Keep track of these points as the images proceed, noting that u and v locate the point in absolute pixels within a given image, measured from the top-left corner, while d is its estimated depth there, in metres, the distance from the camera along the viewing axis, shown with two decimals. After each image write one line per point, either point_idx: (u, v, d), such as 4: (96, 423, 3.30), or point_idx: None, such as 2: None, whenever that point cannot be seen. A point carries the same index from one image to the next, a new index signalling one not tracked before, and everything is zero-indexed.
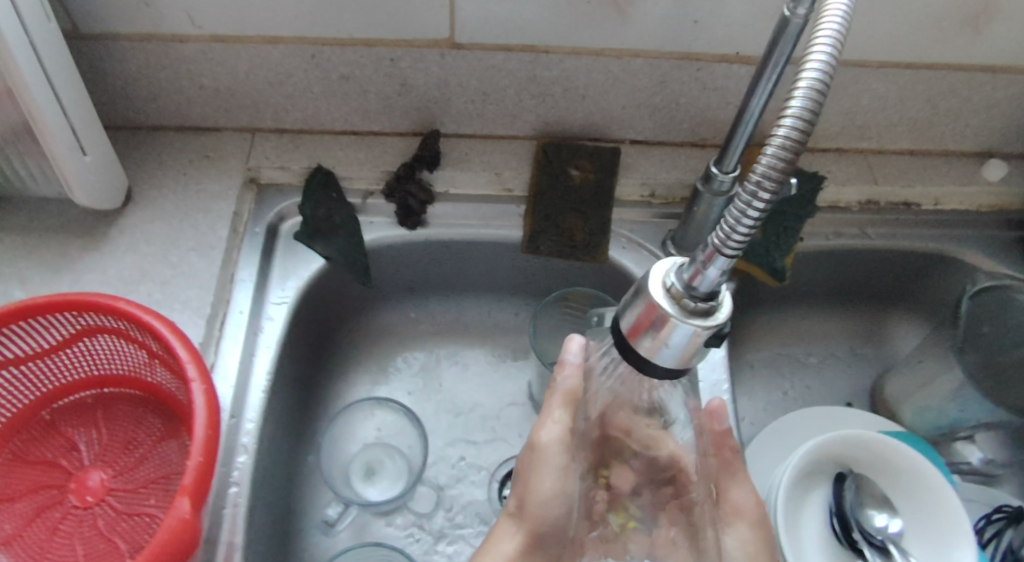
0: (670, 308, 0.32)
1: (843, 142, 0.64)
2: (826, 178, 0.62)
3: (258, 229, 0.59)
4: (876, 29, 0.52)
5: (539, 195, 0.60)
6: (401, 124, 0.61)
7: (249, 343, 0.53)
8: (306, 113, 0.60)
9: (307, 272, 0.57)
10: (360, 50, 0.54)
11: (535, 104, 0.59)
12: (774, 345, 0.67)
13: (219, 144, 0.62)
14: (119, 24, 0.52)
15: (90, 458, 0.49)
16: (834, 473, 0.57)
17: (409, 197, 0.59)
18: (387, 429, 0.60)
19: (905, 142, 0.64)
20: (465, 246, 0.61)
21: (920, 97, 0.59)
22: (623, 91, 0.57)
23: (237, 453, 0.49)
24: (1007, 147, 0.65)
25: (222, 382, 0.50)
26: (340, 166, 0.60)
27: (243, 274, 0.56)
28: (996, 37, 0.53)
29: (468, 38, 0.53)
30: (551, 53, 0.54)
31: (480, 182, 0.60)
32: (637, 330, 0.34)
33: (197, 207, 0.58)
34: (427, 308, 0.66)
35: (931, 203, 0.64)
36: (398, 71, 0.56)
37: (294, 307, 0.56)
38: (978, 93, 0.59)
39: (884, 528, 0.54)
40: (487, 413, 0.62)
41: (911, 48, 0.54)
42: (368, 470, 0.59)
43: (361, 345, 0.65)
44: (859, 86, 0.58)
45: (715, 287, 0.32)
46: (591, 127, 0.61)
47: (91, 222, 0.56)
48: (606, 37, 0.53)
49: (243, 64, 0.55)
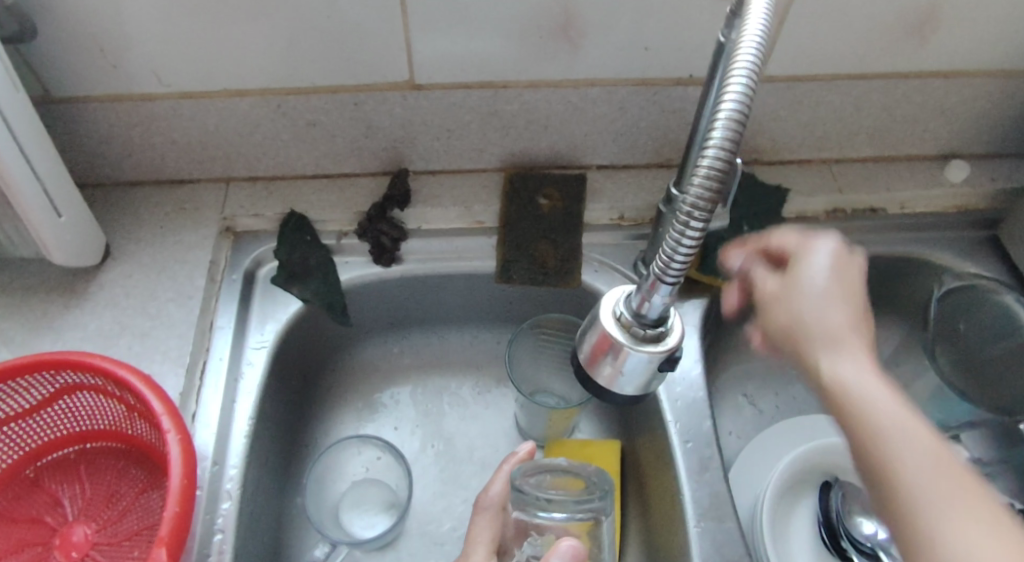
0: (621, 337, 0.34)
1: (806, 154, 0.65)
2: (791, 191, 0.63)
3: (236, 275, 0.59)
4: (821, 45, 0.54)
5: (510, 226, 0.61)
6: (371, 165, 0.62)
7: (229, 390, 0.54)
8: (277, 160, 0.61)
9: (285, 315, 0.58)
10: (324, 96, 0.56)
11: (500, 137, 0.60)
12: (756, 357, 0.68)
13: (195, 195, 0.63)
14: (89, 87, 0.53)
15: (75, 513, 0.50)
16: (820, 482, 0.57)
17: (381, 235, 0.60)
18: (375, 466, 0.61)
19: (866, 150, 0.65)
20: (440, 281, 0.62)
21: (875, 106, 0.60)
22: (584, 120, 0.59)
23: (221, 500, 0.49)
24: (970, 148, 0.65)
25: (202, 429, 0.51)
26: (313, 211, 0.61)
27: (221, 322, 0.57)
28: (942, 44, 0.55)
29: (427, 77, 0.55)
30: (511, 87, 0.56)
31: (451, 217, 0.61)
32: (596, 358, 0.36)
33: (174, 258, 0.59)
34: (409, 341, 0.67)
35: (897, 207, 0.65)
36: (363, 114, 0.57)
37: (273, 350, 0.57)
38: (931, 98, 0.60)
39: (874, 535, 0.52)
40: (475, 443, 0.63)
41: (857, 61, 0.56)
42: (354, 504, 0.58)
43: (345, 383, 0.65)
44: (814, 99, 0.59)
45: (663, 314, 0.34)
46: (557, 155, 0.62)
47: (72, 279, 0.57)
48: (561, 69, 0.55)
49: (212, 117, 0.57)
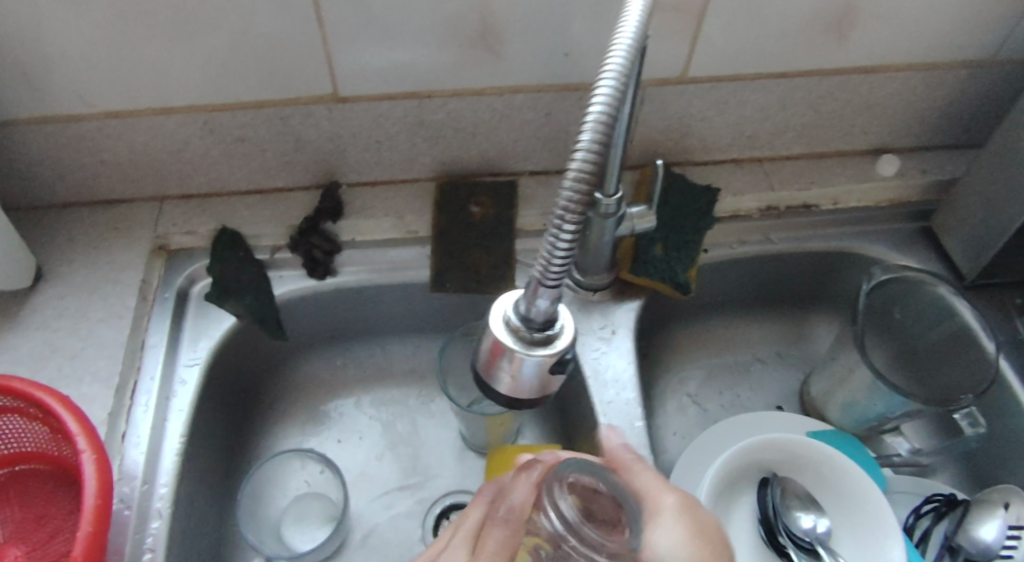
0: (512, 342, 0.34)
1: (738, 153, 0.65)
2: (722, 190, 0.63)
3: (168, 293, 0.59)
4: (740, 45, 0.55)
5: (442, 235, 0.61)
6: (303, 178, 0.62)
7: (160, 409, 0.53)
8: (210, 177, 0.61)
9: (218, 332, 0.58)
10: (249, 112, 0.56)
11: (429, 146, 0.60)
12: (698, 356, 0.68)
13: (129, 214, 0.63)
14: (12, 110, 0.53)
15: (3, 537, 0.49)
16: (759, 479, 0.57)
17: (313, 248, 0.60)
18: (314, 481, 0.60)
19: (798, 147, 0.65)
20: (376, 291, 0.62)
21: (801, 103, 0.61)
22: (511, 127, 0.59)
23: (150, 519, 0.48)
24: (899, 142, 0.66)
25: (133, 449, 0.51)
26: (246, 226, 0.61)
27: (152, 340, 0.56)
28: (860, 40, 0.56)
29: (351, 90, 0.55)
30: (435, 97, 0.56)
31: (384, 227, 0.62)
32: (491, 364, 0.36)
33: (107, 278, 0.59)
34: (352, 353, 0.67)
35: (830, 202, 0.65)
36: (290, 128, 0.57)
37: (206, 368, 0.56)
38: (856, 94, 0.61)
39: (812, 529, 0.54)
40: (417, 451, 0.63)
41: (778, 60, 0.57)
42: (296, 519, 0.58)
43: (287, 397, 0.65)
44: (740, 99, 0.60)
45: (549, 317, 0.34)
46: (488, 163, 0.63)
47: (3, 303, 0.57)
48: (484, 77, 0.55)
49: (140, 137, 0.57)
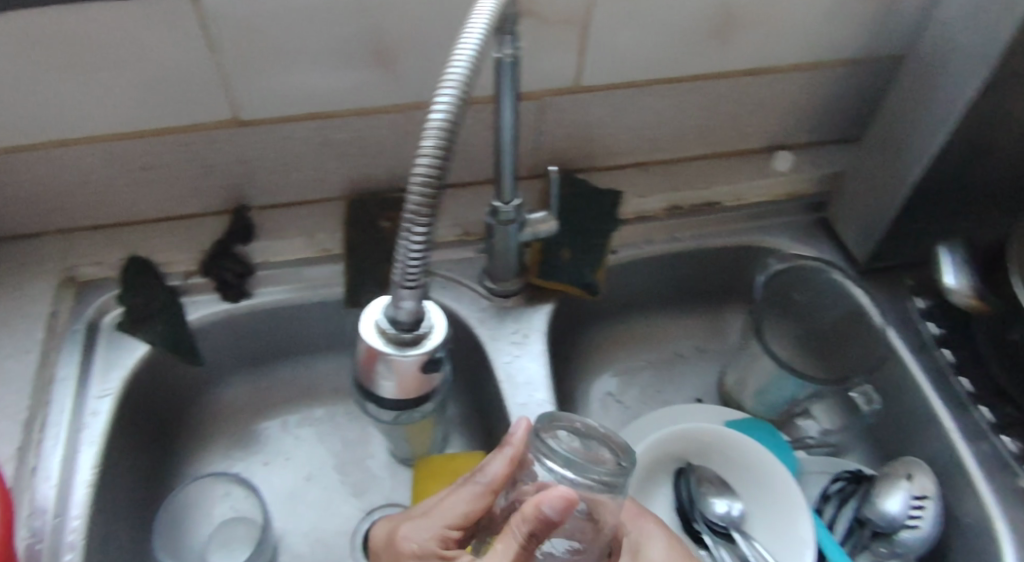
0: (384, 345, 0.37)
1: (641, 157, 0.68)
2: (624, 193, 0.66)
3: (78, 325, 0.59)
4: (628, 54, 0.57)
5: (355, 250, 0.63)
6: (213, 204, 0.63)
7: (72, 441, 0.52)
8: (117, 206, 0.61)
9: (131, 360, 0.57)
10: (150, 140, 0.56)
11: (337, 166, 0.62)
12: (618, 354, 0.70)
13: (36, 248, 0.62)
14: None
15: None
16: (675, 470, 0.60)
17: (225, 271, 0.61)
18: (239, 505, 0.60)
19: (697, 148, 0.68)
20: (293, 311, 0.63)
21: (694, 107, 0.64)
22: (416, 142, 0.61)
23: (62, 553, 0.47)
24: (791, 139, 0.70)
25: (43, 483, 0.50)
26: (157, 253, 0.61)
27: (62, 373, 0.56)
28: (741, 44, 0.59)
29: (251, 113, 0.56)
30: (336, 117, 0.57)
31: (297, 247, 0.63)
32: (368, 367, 0.39)
33: (13, 313, 0.58)
34: (275, 374, 0.68)
35: (732, 199, 0.68)
36: (194, 154, 0.58)
37: (119, 397, 0.56)
38: (746, 95, 0.64)
39: (727, 514, 0.57)
40: (344, 467, 0.64)
41: (667, 66, 0.59)
42: (222, 544, 0.58)
43: (211, 422, 0.65)
44: (635, 105, 0.62)
45: (416, 319, 0.37)
46: (397, 178, 0.64)
47: None
48: (382, 95, 0.56)
49: (39, 170, 0.56)
